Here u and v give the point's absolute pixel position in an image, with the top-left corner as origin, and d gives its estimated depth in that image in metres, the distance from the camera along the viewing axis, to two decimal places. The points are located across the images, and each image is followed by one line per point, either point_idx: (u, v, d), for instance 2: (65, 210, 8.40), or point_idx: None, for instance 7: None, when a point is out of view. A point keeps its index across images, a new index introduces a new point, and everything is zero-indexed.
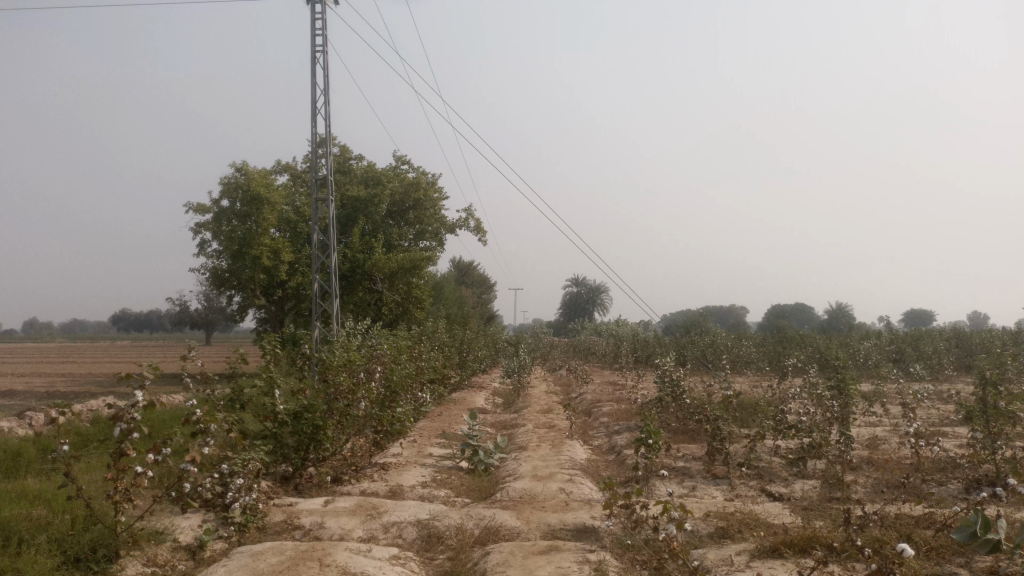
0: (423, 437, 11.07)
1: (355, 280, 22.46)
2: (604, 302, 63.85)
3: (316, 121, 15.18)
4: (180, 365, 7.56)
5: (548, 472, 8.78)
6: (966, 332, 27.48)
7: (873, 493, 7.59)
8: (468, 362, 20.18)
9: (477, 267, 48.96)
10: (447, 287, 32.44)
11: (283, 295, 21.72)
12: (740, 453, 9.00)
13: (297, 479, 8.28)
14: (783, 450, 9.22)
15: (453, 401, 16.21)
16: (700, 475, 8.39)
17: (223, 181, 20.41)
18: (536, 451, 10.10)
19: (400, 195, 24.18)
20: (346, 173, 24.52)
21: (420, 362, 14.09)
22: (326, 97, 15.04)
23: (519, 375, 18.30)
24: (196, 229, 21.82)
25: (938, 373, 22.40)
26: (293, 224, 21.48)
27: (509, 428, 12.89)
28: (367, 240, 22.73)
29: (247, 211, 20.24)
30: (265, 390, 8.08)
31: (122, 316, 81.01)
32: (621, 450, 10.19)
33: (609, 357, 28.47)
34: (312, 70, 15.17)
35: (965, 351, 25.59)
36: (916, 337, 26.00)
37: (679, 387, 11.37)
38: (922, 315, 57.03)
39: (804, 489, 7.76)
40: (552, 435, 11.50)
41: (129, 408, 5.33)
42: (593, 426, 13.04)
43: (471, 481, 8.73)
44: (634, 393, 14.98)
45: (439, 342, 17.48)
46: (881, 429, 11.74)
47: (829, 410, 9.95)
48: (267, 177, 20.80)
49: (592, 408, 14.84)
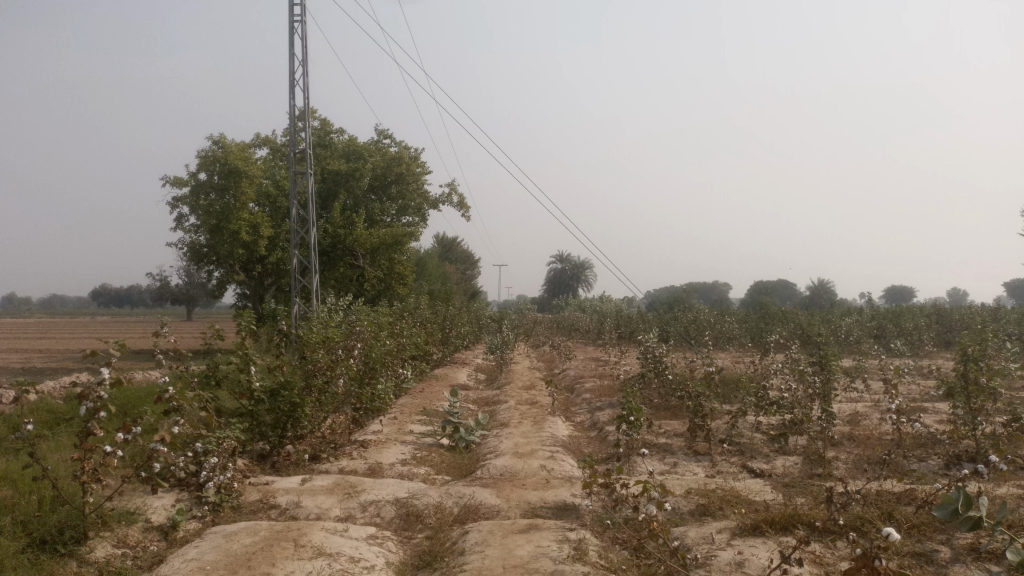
0: (403, 414, 10.96)
1: (337, 256, 22.21)
2: (588, 278, 63.87)
3: (294, 93, 14.86)
4: (152, 342, 7.37)
5: (529, 449, 8.71)
6: (946, 309, 27.69)
7: (854, 469, 7.57)
8: (451, 338, 20.06)
9: (460, 242, 48.71)
10: (430, 262, 32.23)
11: (263, 271, 21.45)
12: (721, 429, 8.96)
13: (274, 457, 8.15)
14: (765, 426, 9.19)
15: (435, 378, 16.11)
16: (682, 452, 8.34)
17: (200, 154, 20.02)
18: (517, 428, 10.02)
19: (381, 169, 23.87)
20: (327, 147, 24.16)
21: (401, 338, 13.95)
22: (304, 68, 14.73)
23: (502, 351, 18.21)
24: (173, 204, 21.46)
25: (918, 349, 22.57)
26: (273, 198, 21.15)
27: (491, 404, 12.81)
28: (349, 215, 22.45)
29: (225, 185, 19.90)
30: (240, 367, 7.93)
31: (102, 291, 80.11)
32: (603, 426, 10.14)
33: (592, 333, 28.48)
34: (290, 40, 14.83)
35: (944, 327, 25.78)
36: (896, 314, 26.17)
37: (661, 363, 11.32)
38: (902, 291, 57.54)
39: (786, 466, 7.73)
40: (534, 411, 11.44)
41: (96, 385, 5.17)
42: (575, 403, 13.00)
43: (452, 458, 8.64)
44: (617, 369, 14.94)
45: (421, 318, 17.33)
46: (862, 405, 11.77)
47: (811, 386, 9.93)
48: (245, 150, 20.44)
49: (575, 384, 14.80)
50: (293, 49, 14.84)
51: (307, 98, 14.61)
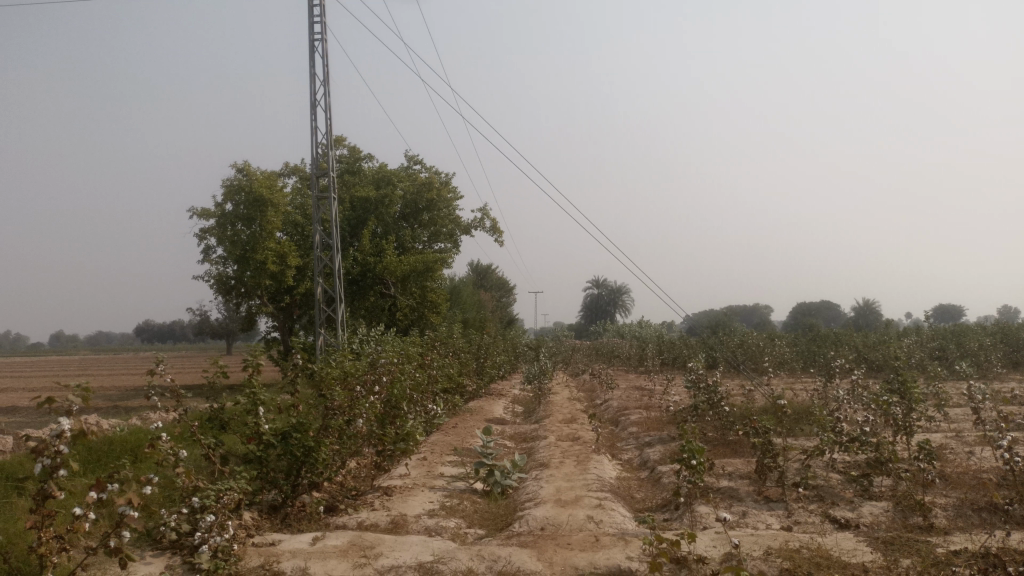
0: (433, 454, 10.02)
1: (367, 285, 21.53)
2: (626, 304, 62.61)
3: (316, 114, 14.21)
4: (146, 383, 6.53)
5: (573, 495, 7.69)
6: (1011, 327, 25.96)
7: (959, 520, 6.41)
8: (486, 368, 19.12)
9: (495, 270, 47.89)
10: (465, 290, 31.43)
11: (291, 302, 20.82)
12: (793, 471, 7.85)
13: (286, 509, 7.27)
14: (843, 465, 8.05)
15: (469, 411, 15.18)
16: (751, 498, 7.24)
17: (225, 184, 19.52)
18: (559, 469, 8.99)
19: (412, 195, 23.24)
20: (356, 175, 23.69)
21: (432, 371, 13.04)
22: (325, 88, 14.09)
23: (540, 381, 17.20)
24: (201, 236, 21.01)
25: (986, 372, 20.97)
26: (300, 228, 20.57)
27: (529, 441, 11.83)
28: (379, 243, 21.77)
29: (251, 215, 19.32)
30: (247, 408, 7.03)
31: (146, 327, 81.26)
32: (654, 467, 9.10)
33: (634, 360, 27.29)
34: (310, 60, 14.24)
35: (1011, 346, 24.09)
36: (958, 333, 24.56)
37: (716, 394, 10.25)
38: (951, 310, 55.42)
39: (875, 515, 6.63)
40: (577, 449, 10.42)
41: (54, 439, 4.25)
42: (621, 437, 11.93)
43: (486, 507, 7.64)
44: (664, 399, 13.84)
45: (454, 348, 16.41)
46: (944, 436, 10.53)
47: (891, 418, 8.76)
48: (271, 178, 19.89)
49: (619, 416, 13.72)
50: (314, 69, 14.24)
51: (329, 119, 13.93)
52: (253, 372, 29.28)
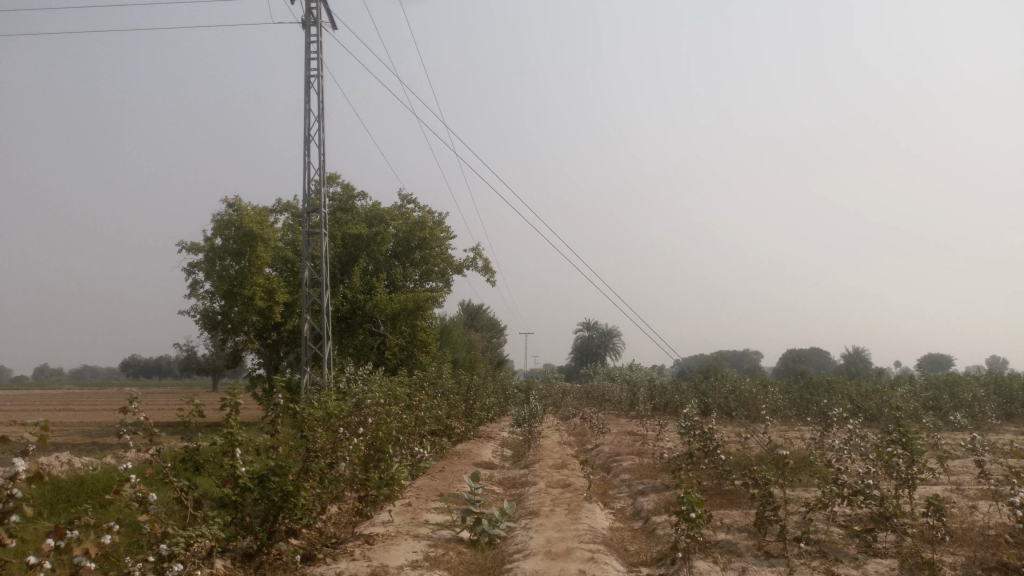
0: (418, 500, 9.64)
1: (356, 323, 21.20)
2: (617, 347, 62.28)
3: (310, 149, 14.07)
4: (118, 421, 6.20)
5: (564, 546, 7.34)
6: (1003, 377, 25.77)
7: None
8: (475, 410, 18.74)
9: (487, 310, 47.65)
10: (455, 330, 31.11)
11: (278, 338, 20.48)
12: (793, 524, 7.53)
13: (262, 557, 6.92)
14: (845, 518, 7.75)
15: (457, 454, 14.79)
16: (750, 554, 6.91)
17: (215, 219, 19.31)
18: (549, 518, 8.63)
19: (404, 234, 23.08)
20: (349, 212, 23.56)
21: (419, 412, 12.69)
22: (320, 124, 13.97)
23: (530, 424, 16.83)
24: (189, 270, 20.73)
25: (981, 424, 20.70)
26: (289, 263, 20.33)
27: (518, 486, 11.46)
28: (369, 281, 21.51)
29: (240, 250, 19.07)
30: (224, 449, 6.69)
31: (132, 362, 80.30)
32: (648, 517, 8.78)
33: (625, 404, 26.92)
34: (305, 96, 14.15)
35: (1004, 397, 23.85)
36: (951, 383, 24.35)
37: (712, 442, 9.96)
38: (940, 360, 55.31)
39: (881, 574, 6.32)
40: (568, 496, 10.08)
41: (6, 483, 3.93)
42: (613, 485, 11.58)
43: (472, 558, 7.28)
44: (658, 446, 13.50)
45: (443, 389, 16.06)
46: (944, 489, 10.23)
47: (893, 470, 8.49)
48: (263, 213, 19.69)
49: (611, 463, 13.36)
50: (309, 105, 14.14)
51: (323, 154, 13.79)
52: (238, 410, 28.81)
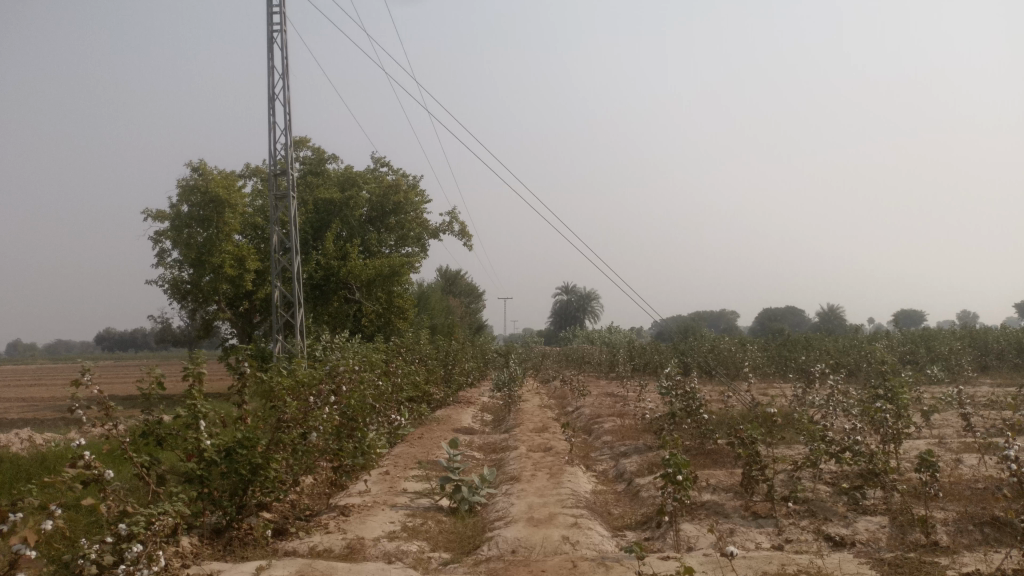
0: (396, 468, 9.37)
1: (330, 290, 20.77)
2: (596, 310, 62.31)
3: (275, 109, 13.51)
4: (70, 395, 5.82)
5: (547, 512, 7.12)
6: (978, 330, 25.96)
7: (962, 538, 5.93)
8: (454, 375, 18.49)
9: (464, 275, 47.29)
10: (433, 296, 30.75)
11: (250, 307, 20.04)
12: (780, 484, 7.36)
13: (231, 533, 6.61)
14: (832, 476, 7.59)
15: (436, 420, 14.55)
16: (738, 514, 6.73)
17: (180, 185, 18.66)
18: (530, 483, 8.40)
19: (378, 198, 22.56)
20: (321, 176, 22.97)
21: (396, 378, 12.38)
22: (284, 82, 13.39)
23: (510, 388, 16.62)
24: (156, 239, 20.12)
25: (957, 376, 20.87)
26: (259, 230, 19.79)
27: (499, 451, 11.24)
28: (343, 246, 21.02)
29: (207, 217, 18.49)
30: (187, 422, 6.33)
31: (107, 335, 79.30)
32: (632, 479, 8.59)
33: (605, 365, 26.85)
34: (268, 53, 13.55)
35: (979, 349, 24.03)
36: (927, 337, 24.48)
37: (695, 401, 9.78)
38: (914, 315, 55.92)
39: (871, 531, 6.16)
40: (549, 459, 9.87)
41: None
42: (595, 447, 11.40)
43: (452, 527, 7.03)
44: (639, 407, 13.33)
45: (420, 355, 15.75)
46: (928, 443, 10.16)
47: (880, 426, 8.34)
48: (229, 178, 19.07)
49: (593, 424, 13.19)
50: (272, 62, 13.55)
51: (288, 113, 13.24)
52: (212, 382, 28.32)
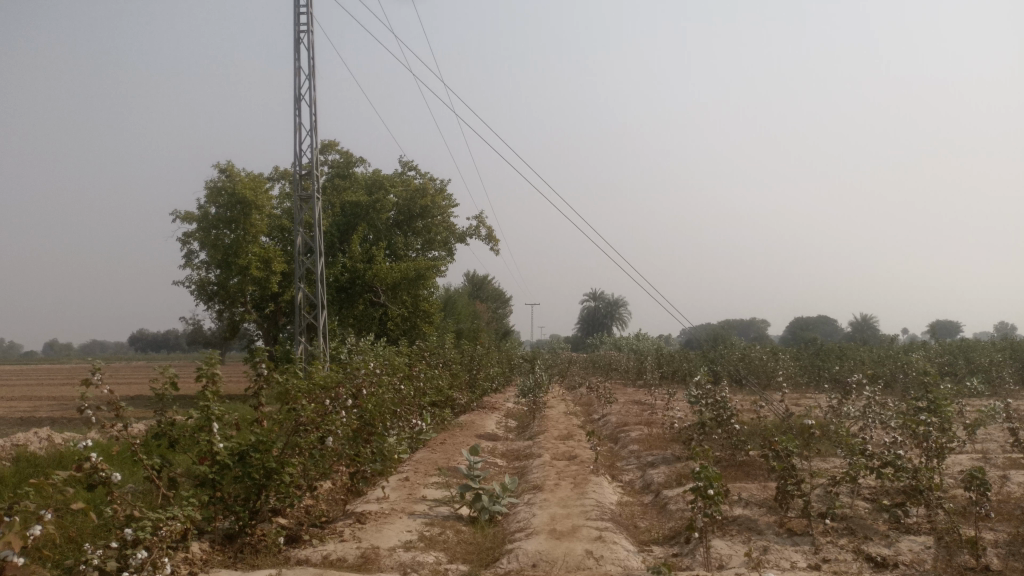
0: (416, 475, 9.13)
1: (355, 293, 20.65)
2: (624, 317, 61.75)
3: (301, 109, 13.40)
4: (80, 394, 5.66)
5: (570, 524, 6.84)
6: (1019, 342, 25.13)
7: (1013, 561, 5.54)
8: (479, 381, 18.26)
9: (491, 280, 47.13)
10: (459, 301, 30.57)
11: (275, 309, 20.00)
12: (817, 499, 6.99)
13: (244, 539, 6.42)
14: (872, 492, 7.20)
15: (459, 426, 14.30)
16: (771, 531, 6.39)
17: (208, 185, 18.68)
18: (554, 493, 8.11)
19: (405, 201, 22.44)
20: (349, 180, 22.94)
21: (419, 383, 12.15)
22: (310, 82, 13.29)
23: (535, 394, 16.33)
24: (184, 240, 20.17)
25: (998, 389, 20.20)
26: (285, 232, 19.77)
27: (522, 459, 10.97)
28: (369, 249, 20.90)
29: (233, 218, 18.47)
30: (199, 424, 6.14)
31: (139, 336, 80.45)
32: (659, 491, 8.26)
33: (632, 373, 26.44)
34: (295, 53, 13.46)
35: (1020, 361, 23.25)
36: (966, 349, 23.77)
37: (725, 411, 9.42)
38: (949, 326, 54.66)
39: (914, 552, 5.79)
40: (574, 468, 9.58)
41: None
42: (621, 456, 11.07)
43: (471, 537, 6.77)
44: (667, 415, 12.97)
45: (444, 359, 15.53)
46: (972, 459, 9.70)
47: (924, 440, 7.92)
48: (256, 179, 19.05)
49: (619, 433, 12.86)
50: (299, 62, 13.45)
51: (314, 114, 13.12)
52: (230, 383, 28.43)
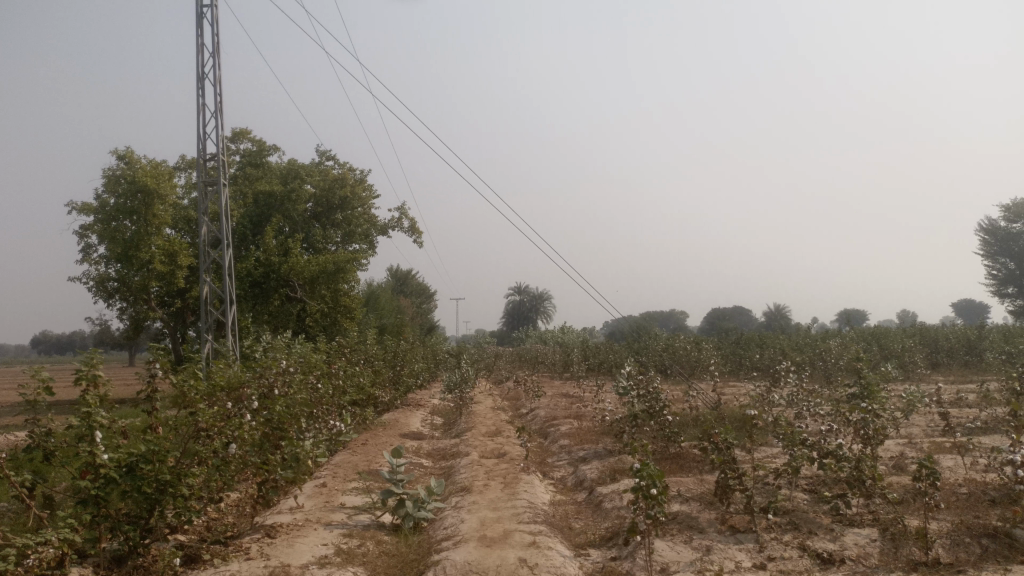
0: (334, 480, 8.48)
1: (270, 287, 19.64)
2: (549, 310, 61.79)
3: (205, 89, 12.46)
4: None
5: (500, 529, 6.36)
6: (929, 327, 26.00)
7: (959, 551, 5.36)
8: (402, 377, 17.59)
9: (415, 275, 46.29)
10: (382, 296, 29.69)
11: (183, 306, 18.84)
12: (758, 493, 6.71)
13: (135, 562, 5.69)
14: (811, 484, 6.96)
15: (382, 424, 13.63)
16: (713, 529, 6.06)
17: (106, 174, 17.39)
18: (483, 495, 7.61)
19: (323, 191, 21.51)
20: (263, 170, 21.86)
21: (337, 381, 11.43)
22: (215, 60, 12.36)
23: (461, 389, 15.78)
24: (81, 233, 18.75)
25: (911, 373, 20.80)
26: (192, 224, 18.60)
27: (448, 458, 10.42)
28: (284, 242, 19.91)
29: (134, 208, 17.23)
30: (79, 434, 5.36)
31: (42, 339, 75.93)
32: (593, 488, 7.87)
33: (559, 366, 26.21)
34: (198, 29, 12.51)
35: (930, 346, 24.04)
36: (880, 335, 24.45)
37: (658, 402, 9.11)
38: (858, 315, 56.93)
39: (861, 546, 5.54)
40: (502, 467, 9.10)
41: None
42: (551, 452, 10.66)
43: (394, 548, 6.20)
44: (597, 408, 12.64)
45: (365, 355, 14.82)
46: (900, 442, 9.68)
47: (859, 427, 7.75)
48: (159, 167, 17.83)
49: (548, 428, 12.47)
50: (202, 40, 12.51)
51: (220, 94, 12.19)
52: (128, 385, 26.76)
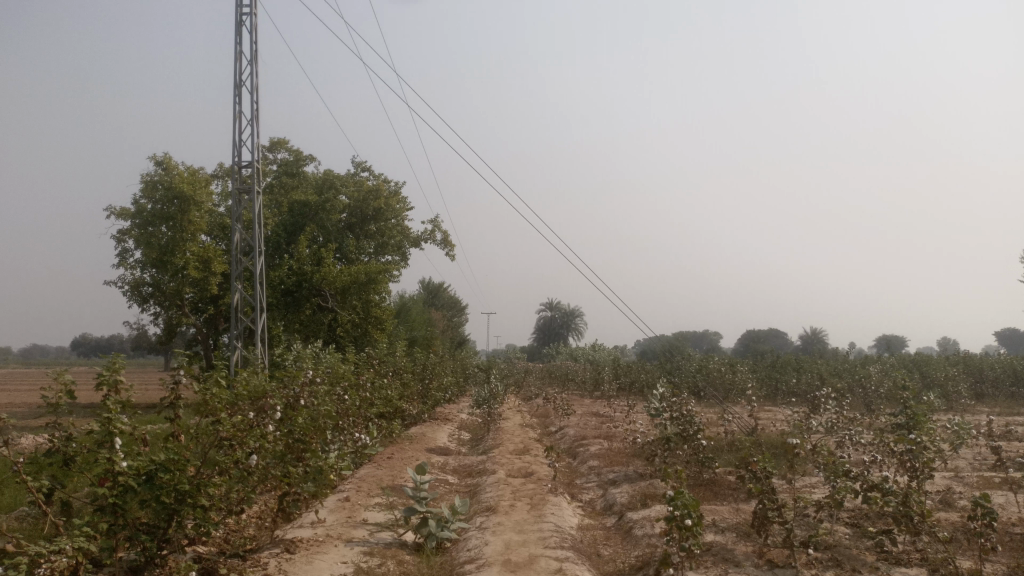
0: (358, 495, 8.29)
1: (302, 296, 19.66)
2: (581, 327, 61.35)
3: (242, 96, 12.49)
4: None
5: (525, 553, 6.11)
6: (973, 356, 25.16)
7: None
8: (431, 391, 17.42)
9: (447, 288, 46.26)
10: (413, 309, 29.61)
11: (216, 313, 18.93)
12: (797, 526, 6.38)
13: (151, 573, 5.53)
14: (854, 517, 6.61)
15: (409, 438, 13.45)
16: (750, 563, 5.76)
17: (144, 179, 17.58)
18: (508, 517, 7.36)
19: (357, 201, 21.53)
20: (299, 179, 21.98)
21: (364, 393, 11.28)
22: (252, 68, 12.39)
23: (489, 405, 15.55)
24: (119, 237, 18.96)
25: (954, 403, 20.07)
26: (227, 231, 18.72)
27: (475, 476, 10.19)
28: (317, 251, 19.93)
29: (170, 214, 17.37)
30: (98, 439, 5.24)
31: (81, 342, 77.36)
32: (623, 513, 7.59)
33: (589, 384, 25.84)
34: (236, 37, 12.56)
35: (974, 375, 23.24)
36: (922, 362, 23.69)
37: (692, 426, 8.80)
38: (897, 342, 55.59)
39: None
40: (530, 487, 8.86)
41: None
42: (580, 473, 10.38)
43: (414, 569, 5.98)
44: (628, 429, 12.32)
45: (393, 367, 14.67)
46: (947, 477, 9.22)
47: (906, 459, 7.36)
48: (196, 173, 17.99)
49: (577, 448, 12.17)
50: (241, 47, 12.56)
51: (256, 102, 12.21)
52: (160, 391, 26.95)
